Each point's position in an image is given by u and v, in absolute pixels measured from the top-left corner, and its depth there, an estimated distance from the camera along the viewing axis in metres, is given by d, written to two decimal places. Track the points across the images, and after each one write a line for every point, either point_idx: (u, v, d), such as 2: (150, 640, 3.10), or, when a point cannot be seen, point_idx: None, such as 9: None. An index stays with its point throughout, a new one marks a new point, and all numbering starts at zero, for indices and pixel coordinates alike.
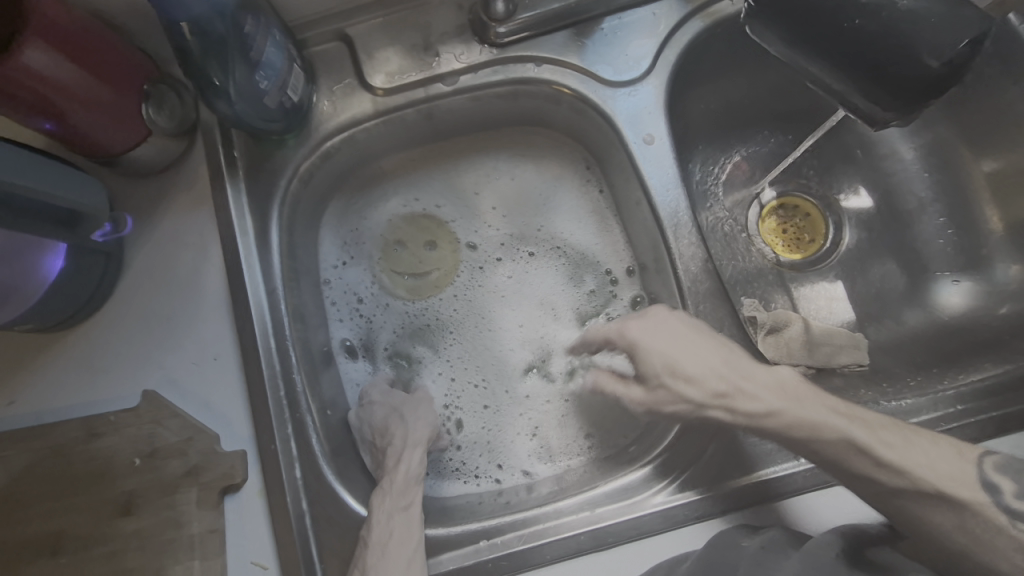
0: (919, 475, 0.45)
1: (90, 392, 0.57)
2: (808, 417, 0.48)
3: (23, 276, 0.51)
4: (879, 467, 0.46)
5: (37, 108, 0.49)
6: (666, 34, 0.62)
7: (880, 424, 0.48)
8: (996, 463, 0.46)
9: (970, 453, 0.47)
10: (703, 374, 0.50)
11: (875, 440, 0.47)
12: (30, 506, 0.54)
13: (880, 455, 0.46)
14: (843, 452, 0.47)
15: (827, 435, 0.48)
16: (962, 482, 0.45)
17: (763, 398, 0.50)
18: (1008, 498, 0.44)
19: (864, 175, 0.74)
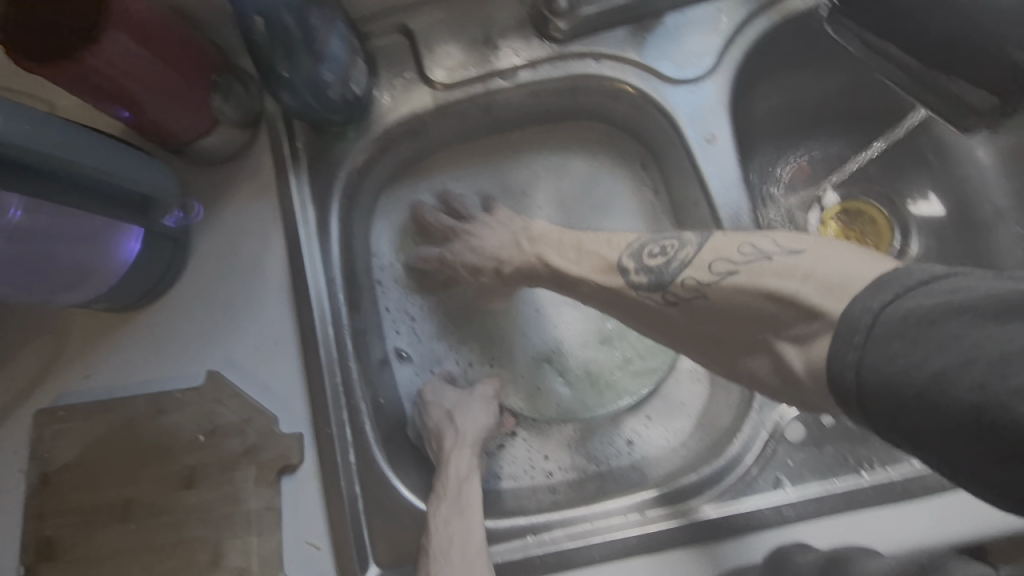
0: (592, 279, 0.53)
1: (157, 371, 0.60)
2: (520, 260, 0.58)
3: (103, 258, 0.54)
4: (572, 284, 0.55)
5: (116, 97, 0.51)
6: (732, 31, 0.61)
7: (556, 241, 0.57)
8: (632, 252, 0.51)
9: (615, 248, 0.52)
10: (487, 248, 0.61)
11: (545, 260, 0.56)
12: (102, 475, 0.57)
13: (569, 272, 0.54)
14: (587, 274, 0.53)
15: (528, 267, 0.58)
16: (608, 275, 0.51)
17: (516, 255, 0.59)
18: (630, 275, 0.50)
19: (937, 180, 0.71)
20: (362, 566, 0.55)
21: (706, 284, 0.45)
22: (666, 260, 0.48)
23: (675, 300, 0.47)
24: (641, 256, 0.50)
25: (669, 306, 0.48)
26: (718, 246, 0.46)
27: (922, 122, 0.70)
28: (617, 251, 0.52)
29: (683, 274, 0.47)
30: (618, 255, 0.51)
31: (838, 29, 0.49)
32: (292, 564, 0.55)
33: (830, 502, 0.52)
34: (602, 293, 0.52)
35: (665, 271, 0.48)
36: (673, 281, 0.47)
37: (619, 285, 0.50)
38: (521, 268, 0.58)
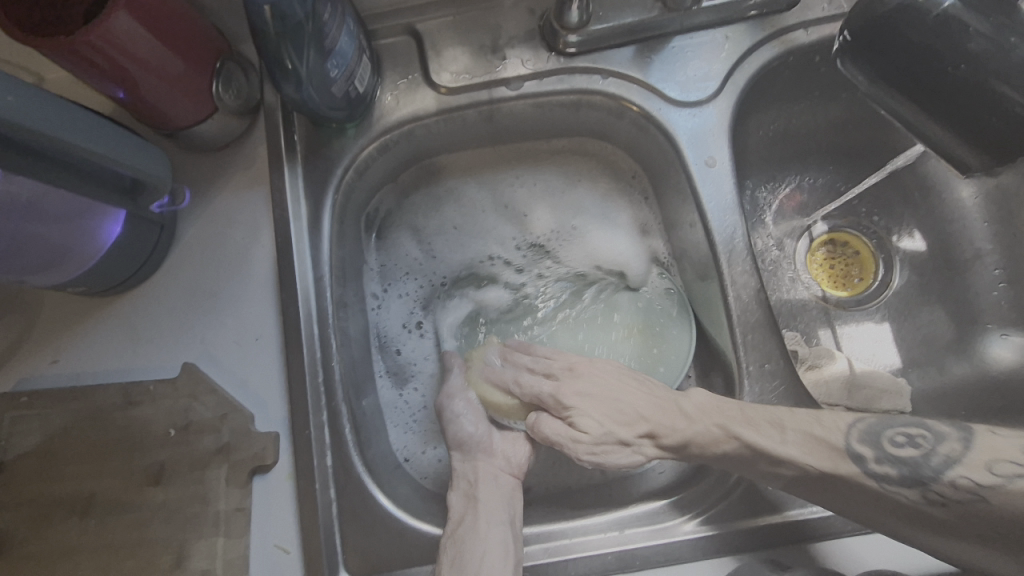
0: (809, 464, 0.47)
1: (131, 360, 0.58)
2: (690, 432, 0.51)
3: (82, 241, 0.52)
4: (777, 465, 0.48)
5: (112, 76, 0.49)
6: (737, 58, 0.62)
7: (742, 415, 0.50)
8: (862, 436, 0.48)
9: (832, 428, 0.48)
10: (627, 413, 0.53)
11: (736, 437, 0.49)
12: (64, 467, 0.54)
13: (775, 453, 0.48)
14: (801, 457, 0.47)
15: (708, 438, 0.50)
16: (835, 461, 0.47)
17: (682, 424, 0.51)
18: (871, 464, 0.46)
19: (920, 219, 0.72)
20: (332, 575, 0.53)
21: (988, 486, 0.42)
22: (921, 455, 0.46)
23: (940, 500, 0.44)
24: (884, 443, 0.47)
25: (931, 505, 0.44)
26: (997, 446, 0.44)
27: (913, 160, 0.71)
28: (835, 433, 0.48)
29: (953, 473, 0.44)
30: (839, 437, 0.47)
31: (847, 67, 0.50)
32: (259, 570, 0.53)
33: (804, 527, 0.52)
34: (817, 477, 0.48)
35: (924, 466, 0.45)
36: (935, 477, 0.44)
37: (852, 471, 0.46)
38: (702, 446, 0.51)
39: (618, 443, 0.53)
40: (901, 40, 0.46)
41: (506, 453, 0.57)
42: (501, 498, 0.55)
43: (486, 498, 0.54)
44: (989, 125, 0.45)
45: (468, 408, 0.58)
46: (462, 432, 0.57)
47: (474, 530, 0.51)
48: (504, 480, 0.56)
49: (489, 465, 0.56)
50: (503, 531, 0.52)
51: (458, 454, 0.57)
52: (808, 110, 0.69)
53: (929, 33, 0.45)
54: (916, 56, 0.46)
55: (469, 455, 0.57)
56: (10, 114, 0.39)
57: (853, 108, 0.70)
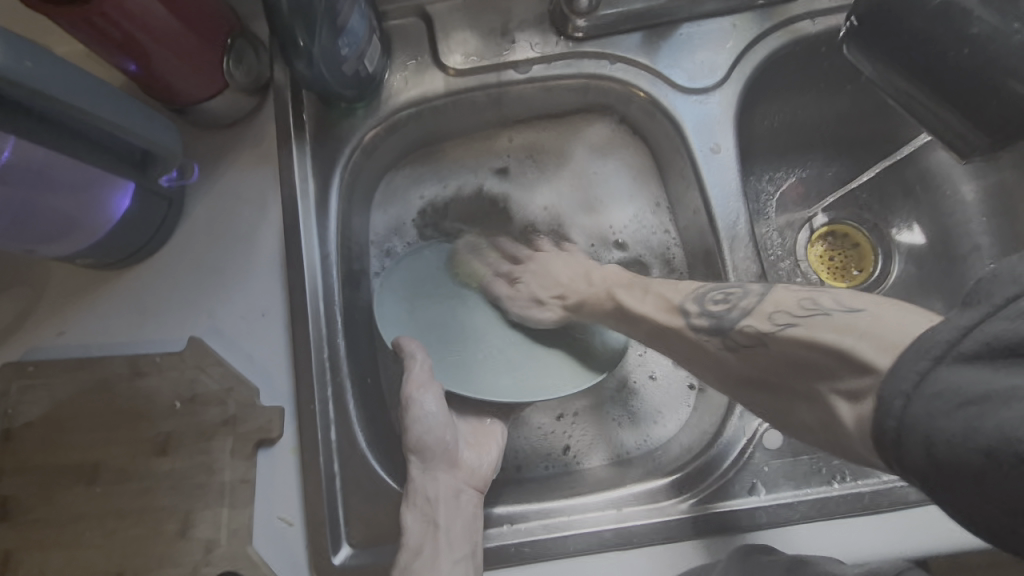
0: (654, 316, 0.52)
1: (137, 333, 0.59)
2: (587, 292, 0.59)
3: (92, 213, 0.52)
4: (633, 322, 0.55)
5: (125, 49, 0.50)
6: (744, 47, 0.62)
7: (627, 280, 0.58)
8: (694, 296, 0.51)
9: (682, 291, 0.52)
10: (552, 282, 0.61)
11: (614, 298, 0.56)
12: (71, 436, 0.55)
13: (633, 310, 0.54)
14: (652, 312, 0.53)
15: (595, 301, 0.58)
16: (670, 315, 0.51)
17: (582, 286, 0.59)
18: (693, 317, 0.49)
19: (921, 213, 0.72)
20: (335, 547, 0.54)
21: (768, 332, 0.43)
22: (728, 308, 0.47)
23: (735, 346, 0.45)
24: (705, 302, 0.49)
25: (728, 352, 0.46)
26: (782, 299, 0.44)
27: (918, 150, 0.72)
28: (681, 295, 0.52)
29: (744, 321, 0.45)
30: (682, 297, 0.51)
31: (852, 51, 0.53)
32: (263, 541, 0.54)
33: (801, 508, 0.53)
34: (665, 333, 0.52)
35: (727, 318, 0.46)
36: (734, 329, 0.46)
37: (678, 325, 0.50)
38: (592, 304, 0.58)
39: (536, 303, 0.60)
40: (905, 28, 0.48)
41: (470, 464, 0.56)
42: (462, 514, 0.53)
43: (447, 522, 0.51)
44: (990, 110, 0.47)
45: (437, 406, 0.55)
46: (427, 438, 0.54)
47: (433, 570, 0.48)
48: (463, 496, 0.54)
49: (450, 480, 0.54)
50: (463, 567, 0.50)
51: (416, 462, 0.54)
52: (813, 102, 0.70)
53: (933, 18, 0.47)
54: (919, 42, 0.48)
55: (429, 467, 0.54)
56: (28, 79, 0.39)
57: (858, 100, 0.70)
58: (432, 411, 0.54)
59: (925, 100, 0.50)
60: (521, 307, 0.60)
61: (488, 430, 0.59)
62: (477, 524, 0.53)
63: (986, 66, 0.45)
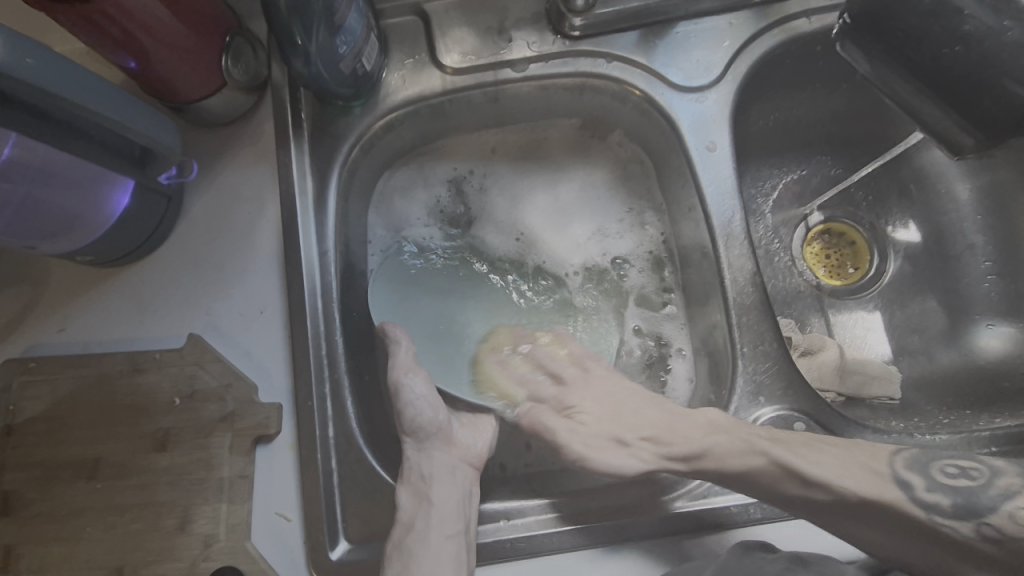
0: (847, 488, 0.46)
1: (136, 329, 0.59)
2: (708, 442, 0.51)
3: (92, 210, 0.52)
4: (810, 487, 0.47)
5: (125, 46, 0.50)
6: (739, 46, 0.62)
7: (768, 433, 0.51)
8: (915, 466, 0.47)
9: (879, 457, 0.48)
10: (639, 425, 0.54)
11: (769, 454, 0.49)
12: (71, 431, 0.55)
13: (808, 473, 0.47)
14: (835, 479, 0.47)
15: (730, 447, 0.50)
16: (880, 487, 0.46)
17: (696, 433, 0.52)
18: (918, 491, 0.45)
19: (916, 211, 0.73)
20: (332, 542, 0.54)
21: None
22: (977, 484, 0.45)
23: (995, 535, 0.43)
24: (936, 471, 0.46)
25: (984, 541, 0.43)
26: None
27: (912, 148, 0.72)
28: (881, 459, 0.48)
29: (1011, 504, 0.43)
30: (889, 466, 0.47)
31: (846, 48, 0.53)
32: (261, 536, 0.55)
33: None
34: (869, 510, 0.46)
35: (982, 494, 0.44)
36: (993, 511, 0.43)
37: (897, 497, 0.45)
38: (723, 452, 0.50)
39: (613, 442, 0.54)
40: (899, 25, 0.48)
41: (466, 442, 0.56)
42: (457, 492, 0.52)
43: (441, 500, 0.51)
44: (984, 107, 0.47)
45: (426, 389, 0.55)
46: (418, 417, 0.54)
47: (425, 547, 0.48)
48: (462, 472, 0.54)
49: (444, 457, 0.54)
50: (455, 543, 0.49)
51: (411, 441, 0.54)
52: (809, 101, 0.70)
53: (927, 14, 0.47)
54: (914, 38, 0.48)
55: (424, 446, 0.54)
56: (29, 76, 0.40)
57: (854, 100, 0.71)
58: (419, 392, 0.55)
59: (919, 99, 0.50)
60: (592, 446, 0.54)
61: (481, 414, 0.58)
62: (471, 502, 0.53)
63: (980, 64, 0.46)
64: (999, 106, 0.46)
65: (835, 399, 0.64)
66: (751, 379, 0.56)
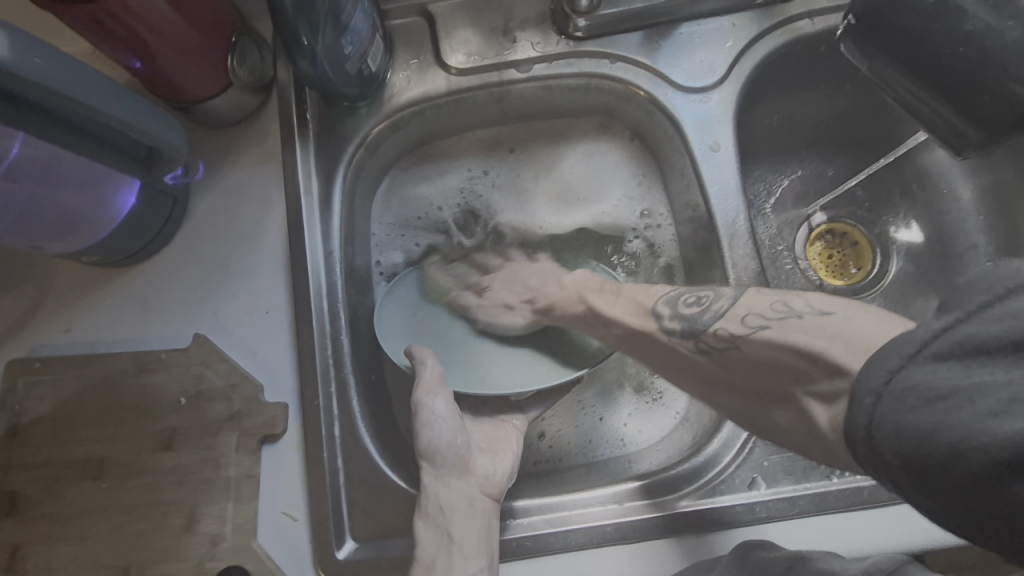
0: (626, 321, 0.52)
1: (143, 330, 0.59)
2: (558, 296, 0.58)
3: (98, 210, 0.53)
4: (607, 325, 0.54)
5: (132, 48, 0.50)
6: (743, 46, 0.63)
7: (598, 285, 0.57)
8: (667, 300, 0.51)
9: (652, 296, 0.52)
10: (517, 287, 0.61)
11: (586, 301, 0.56)
12: (78, 432, 0.56)
13: (605, 313, 0.54)
14: (623, 315, 0.53)
15: (568, 300, 0.57)
16: (642, 319, 0.51)
17: (553, 290, 0.59)
18: (664, 321, 0.49)
19: (918, 211, 0.73)
20: (339, 542, 0.54)
21: (739, 335, 0.43)
22: (700, 310, 0.47)
23: (708, 350, 0.46)
24: (677, 304, 0.50)
25: (702, 354, 0.47)
26: (752, 302, 0.45)
27: (914, 149, 0.73)
28: (653, 298, 0.52)
29: (716, 324, 0.46)
30: (653, 301, 0.52)
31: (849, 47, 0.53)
32: (268, 536, 0.55)
33: (800, 503, 0.53)
34: (640, 337, 0.51)
35: (698, 320, 0.47)
36: (707, 331, 0.46)
37: (651, 329, 0.50)
38: (563, 304, 0.58)
39: (505, 307, 0.61)
40: (900, 25, 0.49)
41: (485, 471, 0.55)
42: (477, 523, 0.51)
43: (462, 534, 0.50)
44: (984, 106, 0.47)
45: (447, 410, 0.54)
46: (436, 441, 0.53)
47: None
48: (480, 503, 0.53)
49: (462, 487, 0.53)
50: None
51: (429, 467, 0.53)
52: (811, 101, 0.70)
53: (928, 16, 0.47)
54: (915, 38, 0.48)
55: (441, 475, 0.53)
56: (41, 74, 0.40)
57: (857, 100, 0.71)
58: (439, 413, 0.54)
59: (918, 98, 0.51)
60: (490, 311, 0.61)
61: (505, 438, 0.58)
62: (492, 535, 0.51)
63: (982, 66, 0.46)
64: (999, 106, 0.47)
65: None
66: None
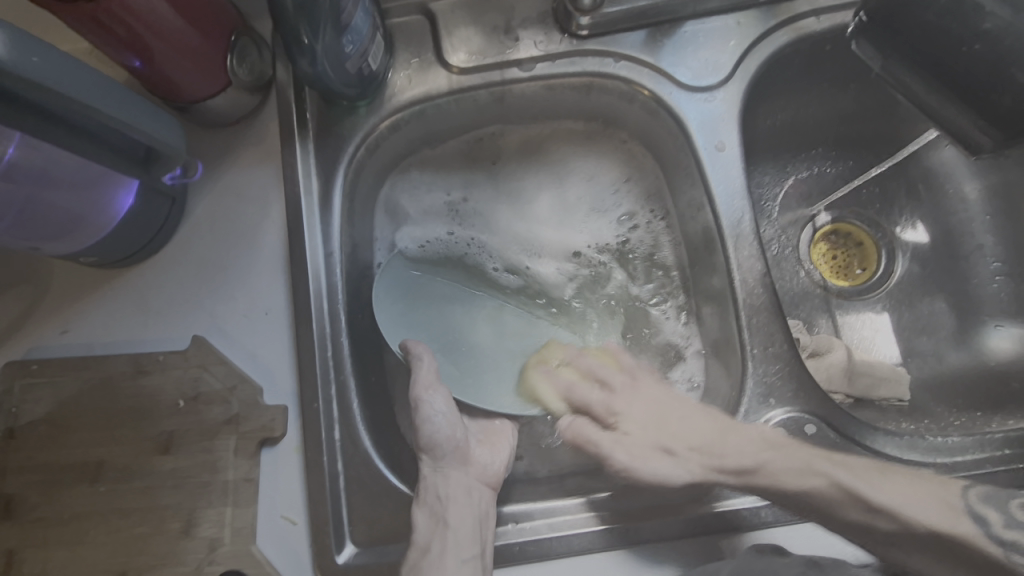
0: (825, 492, 0.47)
1: (140, 331, 0.58)
2: (748, 457, 0.50)
3: (96, 210, 0.52)
4: (872, 514, 0.46)
5: (130, 47, 0.50)
6: (748, 45, 0.62)
7: (820, 452, 0.50)
8: (989, 499, 0.44)
9: (865, 477, 0.47)
10: (692, 440, 0.53)
11: (830, 476, 0.47)
12: (74, 435, 0.55)
13: (873, 499, 0.46)
14: (820, 489, 0.47)
15: (786, 469, 0.49)
16: (952, 519, 0.44)
17: (739, 441, 0.51)
18: (996, 529, 0.42)
19: (924, 212, 0.72)
20: (339, 546, 0.54)
21: None
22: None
23: None
24: (1008, 507, 0.43)
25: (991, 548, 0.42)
26: None
27: (923, 148, 0.72)
28: (958, 494, 0.45)
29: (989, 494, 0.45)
30: (960, 499, 0.45)
31: (862, 47, 0.53)
32: (266, 540, 0.54)
33: None
34: (913, 537, 0.45)
35: None
36: None
37: (892, 507, 0.45)
38: (764, 473, 0.49)
39: (657, 450, 0.53)
40: (914, 24, 0.48)
41: (482, 461, 0.55)
42: (473, 514, 0.52)
43: (456, 522, 0.50)
44: (1003, 105, 0.46)
45: (445, 407, 0.54)
46: (435, 435, 0.53)
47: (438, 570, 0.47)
48: (479, 492, 0.54)
49: (461, 477, 0.53)
50: (471, 568, 0.48)
51: (428, 460, 0.53)
52: (818, 101, 0.69)
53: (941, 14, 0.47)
54: (930, 37, 0.48)
55: (440, 465, 0.53)
56: (36, 75, 0.39)
57: (864, 100, 0.70)
58: (438, 411, 0.54)
59: (933, 98, 0.50)
60: (637, 455, 0.53)
61: (498, 430, 0.58)
62: (487, 523, 0.52)
63: (994, 65, 0.46)
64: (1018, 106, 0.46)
65: (844, 400, 0.64)
66: (761, 380, 0.56)
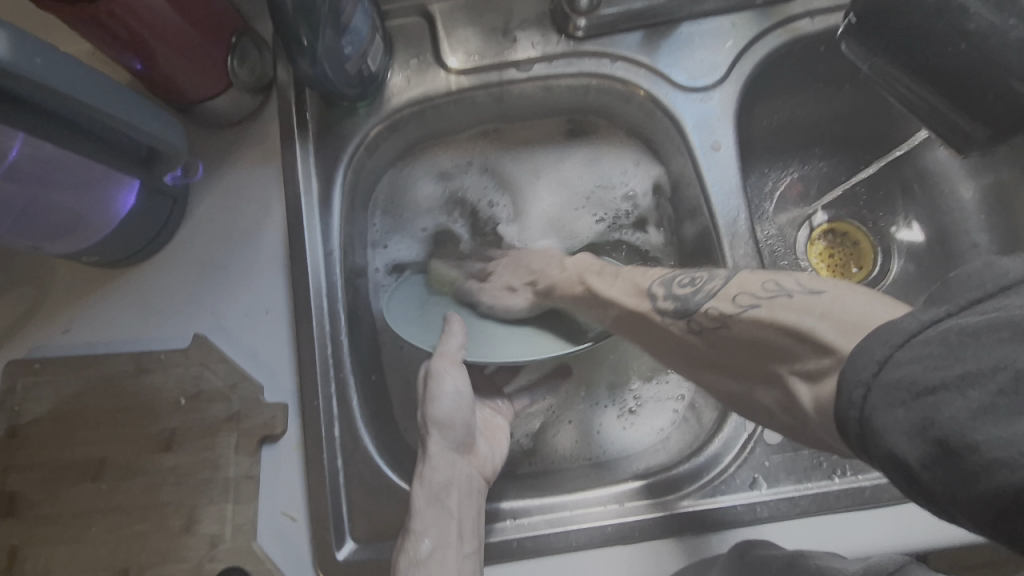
0: (622, 302, 0.51)
1: (142, 331, 0.59)
2: (559, 277, 0.57)
3: (98, 210, 0.52)
4: (607, 307, 0.53)
5: (132, 49, 0.50)
6: (743, 45, 0.62)
7: (598, 267, 0.56)
8: (664, 280, 0.50)
9: (650, 277, 0.52)
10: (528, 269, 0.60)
11: (586, 283, 0.55)
12: (77, 433, 0.55)
13: (603, 295, 0.53)
14: (621, 296, 0.52)
15: (566, 282, 0.56)
16: (638, 302, 0.50)
17: (556, 271, 0.58)
18: (659, 300, 0.48)
19: (919, 211, 0.73)
20: (338, 542, 0.54)
21: (729, 314, 0.43)
22: (694, 291, 0.47)
23: (699, 330, 0.45)
24: (672, 285, 0.49)
25: (692, 335, 0.46)
26: (746, 281, 0.44)
27: (914, 148, 0.73)
28: (650, 280, 0.51)
29: (708, 303, 0.45)
30: (650, 282, 0.51)
31: (851, 47, 0.53)
32: (267, 537, 0.54)
33: (801, 503, 0.53)
34: (635, 320, 0.50)
35: (691, 300, 0.46)
36: (699, 311, 0.46)
37: (646, 310, 0.49)
38: (562, 286, 0.56)
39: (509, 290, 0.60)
40: (903, 24, 0.49)
41: (484, 454, 0.56)
42: (472, 503, 0.52)
43: (461, 512, 0.50)
44: (989, 105, 0.48)
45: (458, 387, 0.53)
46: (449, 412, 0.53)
47: (443, 560, 0.47)
48: (476, 481, 0.54)
49: (464, 465, 0.54)
50: (472, 561, 0.48)
51: (437, 438, 0.53)
52: (812, 101, 0.70)
53: (928, 15, 0.47)
54: (919, 38, 0.48)
55: (447, 448, 0.53)
56: (39, 75, 0.40)
57: (857, 99, 0.71)
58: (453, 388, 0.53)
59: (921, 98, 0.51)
60: (494, 293, 0.60)
61: (496, 425, 0.59)
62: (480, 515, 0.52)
63: (984, 65, 0.46)
64: (1003, 104, 0.47)
65: None
66: None
